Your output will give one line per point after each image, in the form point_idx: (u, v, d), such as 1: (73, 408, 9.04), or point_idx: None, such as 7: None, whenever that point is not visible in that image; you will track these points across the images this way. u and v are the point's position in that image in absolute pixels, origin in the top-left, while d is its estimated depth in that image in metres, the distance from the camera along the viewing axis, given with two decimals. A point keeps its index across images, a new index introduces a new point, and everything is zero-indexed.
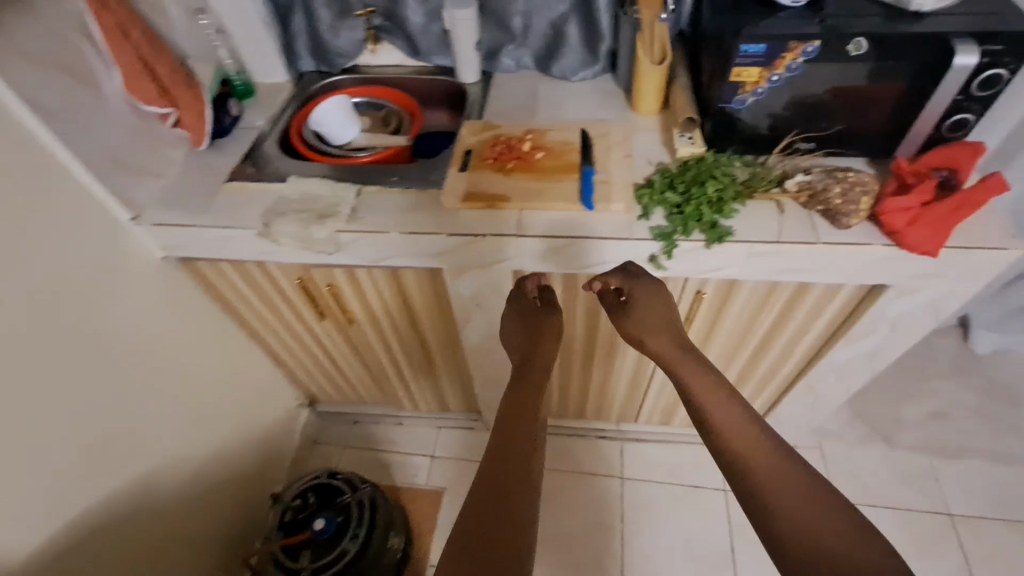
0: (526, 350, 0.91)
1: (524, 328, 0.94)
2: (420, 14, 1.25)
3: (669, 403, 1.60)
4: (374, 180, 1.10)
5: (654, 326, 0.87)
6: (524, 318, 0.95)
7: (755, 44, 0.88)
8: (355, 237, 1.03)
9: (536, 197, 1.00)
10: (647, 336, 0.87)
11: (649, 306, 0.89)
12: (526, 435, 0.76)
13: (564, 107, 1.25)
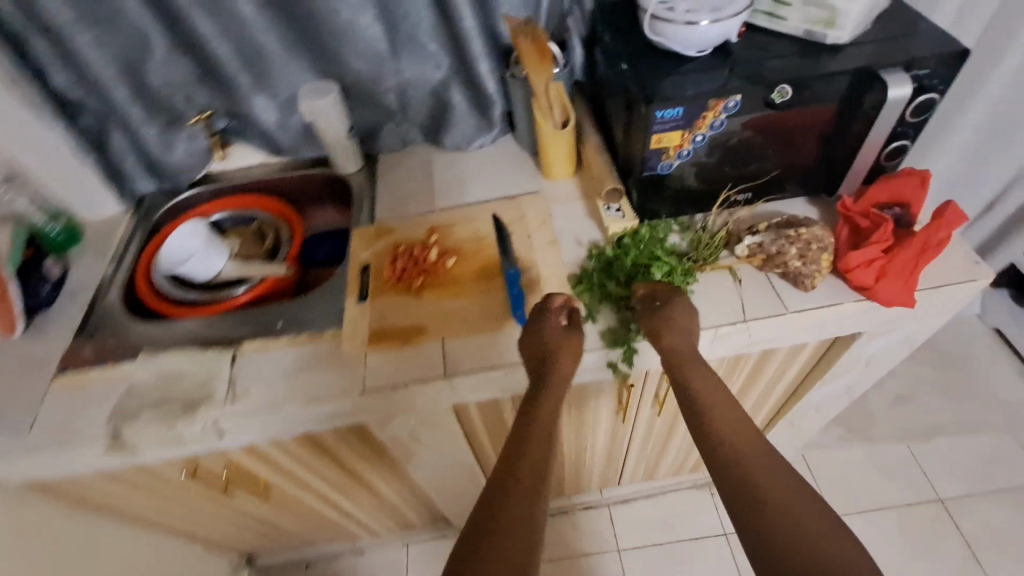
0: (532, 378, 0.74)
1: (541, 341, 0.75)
2: (272, 111, 1.03)
3: (649, 463, 1.46)
4: (255, 333, 0.89)
5: (675, 328, 0.75)
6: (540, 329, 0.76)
7: (671, 108, 0.75)
8: (241, 421, 0.81)
9: (458, 323, 0.84)
10: (666, 333, 0.75)
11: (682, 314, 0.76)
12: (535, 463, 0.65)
13: (465, 186, 1.06)
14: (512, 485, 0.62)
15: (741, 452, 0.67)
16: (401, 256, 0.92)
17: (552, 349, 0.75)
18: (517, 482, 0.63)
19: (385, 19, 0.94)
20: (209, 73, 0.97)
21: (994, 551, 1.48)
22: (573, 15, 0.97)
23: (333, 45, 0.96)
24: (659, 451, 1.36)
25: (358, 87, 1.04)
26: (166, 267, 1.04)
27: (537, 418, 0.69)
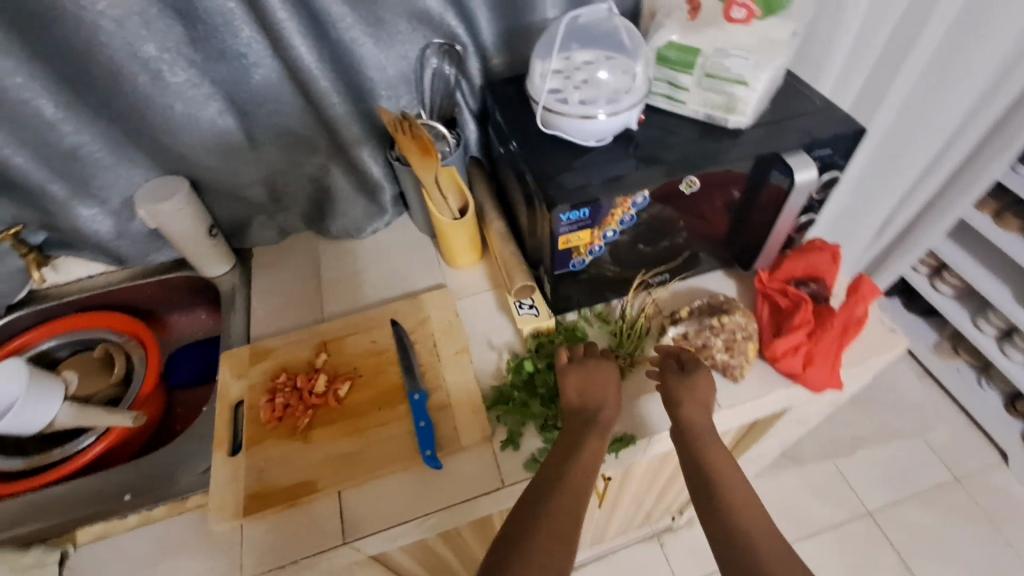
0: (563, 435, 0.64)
1: (585, 400, 0.67)
2: (104, 219, 0.84)
3: (595, 535, 1.36)
4: (93, 516, 0.71)
5: (699, 399, 0.68)
6: (588, 379, 0.68)
7: (576, 210, 0.67)
8: None
9: (357, 470, 0.70)
10: (687, 408, 0.67)
11: (707, 380, 0.69)
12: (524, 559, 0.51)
13: (361, 283, 0.93)
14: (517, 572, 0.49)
15: (748, 530, 0.55)
16: (282, 389, 0.76)
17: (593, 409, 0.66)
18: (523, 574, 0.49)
19: (237, 105, 0.80)
20: (9, 183, 0.77)
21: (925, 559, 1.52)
22: (460, 90, 0.87)
23: (173, 139, 0.80)
24: (603, 526, 1.27)
25: (215, 179, 0.88)
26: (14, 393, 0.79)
27: (551, 491, 0.57)
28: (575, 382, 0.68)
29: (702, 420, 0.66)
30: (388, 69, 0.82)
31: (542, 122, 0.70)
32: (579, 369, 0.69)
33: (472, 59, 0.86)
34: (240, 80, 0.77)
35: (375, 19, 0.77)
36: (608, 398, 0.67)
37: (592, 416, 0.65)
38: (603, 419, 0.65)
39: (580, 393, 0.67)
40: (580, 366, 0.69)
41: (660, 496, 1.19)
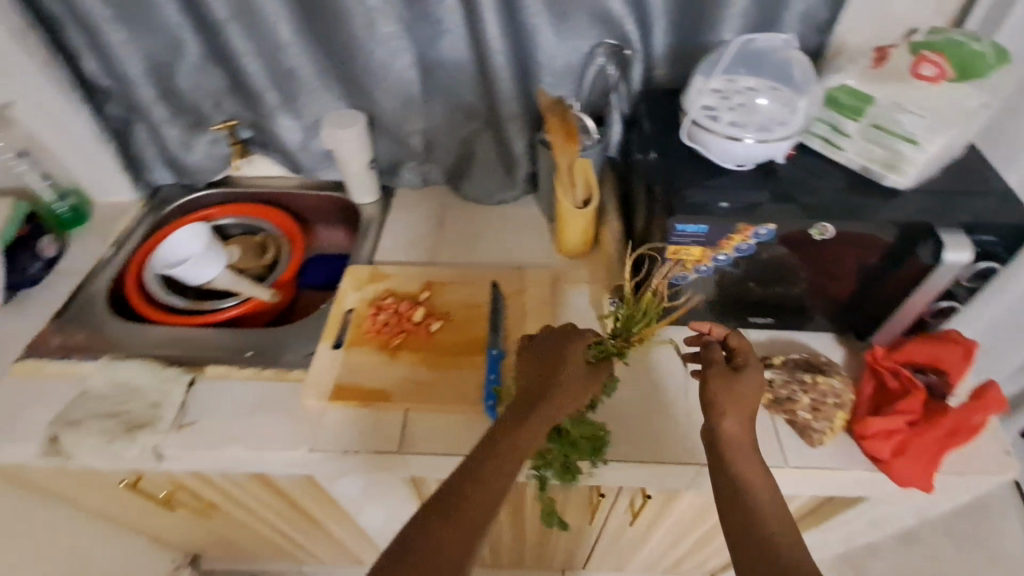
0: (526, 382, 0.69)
1: (532, 378, 0.69)
2: (296, 131, 1.01)
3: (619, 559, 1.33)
4: (221, 359, 0.86)
5: (743, 411, 0.65)
6: (535, 360, 0.71)
7: (694, 225, 0.68)
8: (181, 454, 0.75)
9: (426, 397, 0.77)
10: (732, 415, 0.64)
11: (757, 382, 0.67)
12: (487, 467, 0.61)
13: (476, 244, 1.02)
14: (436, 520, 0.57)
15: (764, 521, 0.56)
16: (386, 308, 0.87)
17: (557, 369, 0.69)
18: (449, 509, 0.58)
19: (422, 62, 0.92)
20: (240, 86, 0.95)
21: None
22: (616, 91, 0.92)
23: (366, 79, 0.93)
24: (631, 552, 1.24)
25: (386, 121, 1.01)
26: (206, 241, 1.01)
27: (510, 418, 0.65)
28: (523, 365, 0.71)
29: (742, 431, 0.63)
30: (558, 59, 0.89)
31: (686, 134, 0.72)
32: (528, 352, 0.72)
33: (637, 65, 0.89)
34: (432, 40, 0.88)
35: (560, 12, 0.84)
36: (552, 376, 0.68)
37: (540, 391, 0.67)
38: (546, 396, 0.66)
39: (528, 374, 0.70)
40: (529, 350, 0.72)
41: (696, 543, 1.14)
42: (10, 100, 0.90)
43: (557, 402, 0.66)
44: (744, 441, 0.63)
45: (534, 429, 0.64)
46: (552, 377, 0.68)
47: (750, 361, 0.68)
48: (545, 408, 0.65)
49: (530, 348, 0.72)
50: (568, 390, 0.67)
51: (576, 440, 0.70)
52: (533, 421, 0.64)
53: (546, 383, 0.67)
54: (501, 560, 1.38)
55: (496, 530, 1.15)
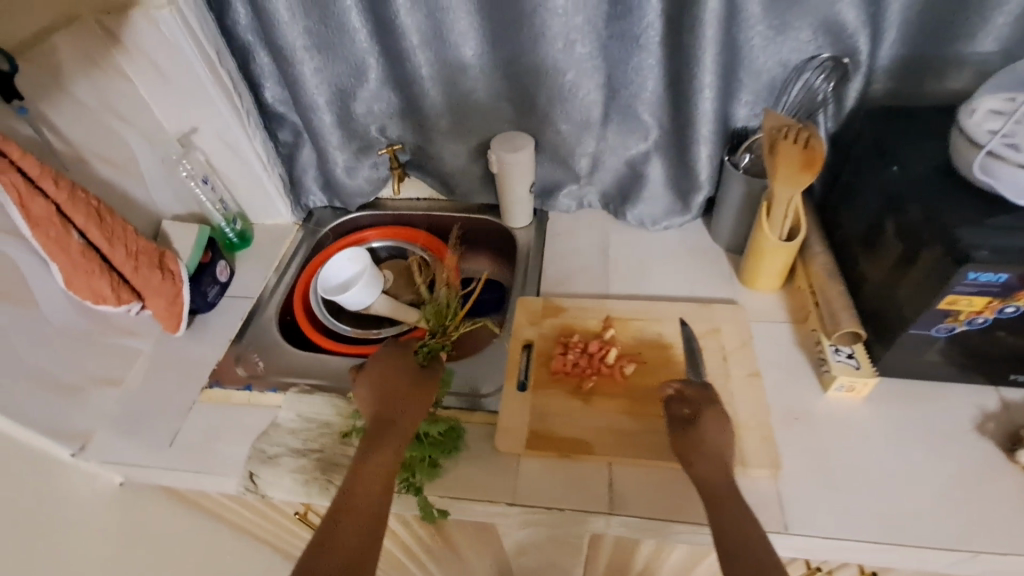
0: (376, 382, 0.69)
1: (379, 400, 0.68)
2: (459, 154, 0.98)
3: None
4: None
5: (712, 456, 0.61)
6: (378, 379, 0.70)
7: (990, 273, 0.59)
8: None
9: (632, 450, 0.71)
10: (702, 462, 0.61)
11: (717, 427, 0.63)
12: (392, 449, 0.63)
13: (646, 275, 0.95)
14: (344, 522, 0.57)
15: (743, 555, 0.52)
16: (573, 348, 0.81)
17: (396, 378, 0.70)
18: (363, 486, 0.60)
19: (608, 83, 0.86)
20: (410, 109, 0.93)
21: None
22: (825, 110, 0.82)
23: (541, 100, 0.88)
24: None
25: (553, 145, 0.96)
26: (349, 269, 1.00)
27: (401, 410, 0.67)
28: (364, 388, 0.69)
29: (714, 462, 0.61)
30: (764, 77, 0.81)
31: (977, 167, 0.61)
32: (363, 376, 0.70)
33: (859, 79, 0.79)
34: (625, 60, 0.83)
35: (781, 23, 0.76)
36: (399, 394, 0.68)
37: (393, 402, 0.67)
38: (404, 407, 0.67)
39: (374, 398, 0.68)
40: (368, 369, 0.71)
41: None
42: (196, 127, 0.92)
43: (409, 414, 0.67)
44: (726, 476, 0.60)
45: (397, 442, 0.64)
46: (404, 395, 0.69)
47: (707, 408, 0.65)
48: (401, 421, 0.66)
49: (370, 370, 0.71)
50: (416, 400, 0.69)
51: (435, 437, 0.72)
52: (399, 424, 0.66)
53: (393, 401, 0.67)
54: None
55: None
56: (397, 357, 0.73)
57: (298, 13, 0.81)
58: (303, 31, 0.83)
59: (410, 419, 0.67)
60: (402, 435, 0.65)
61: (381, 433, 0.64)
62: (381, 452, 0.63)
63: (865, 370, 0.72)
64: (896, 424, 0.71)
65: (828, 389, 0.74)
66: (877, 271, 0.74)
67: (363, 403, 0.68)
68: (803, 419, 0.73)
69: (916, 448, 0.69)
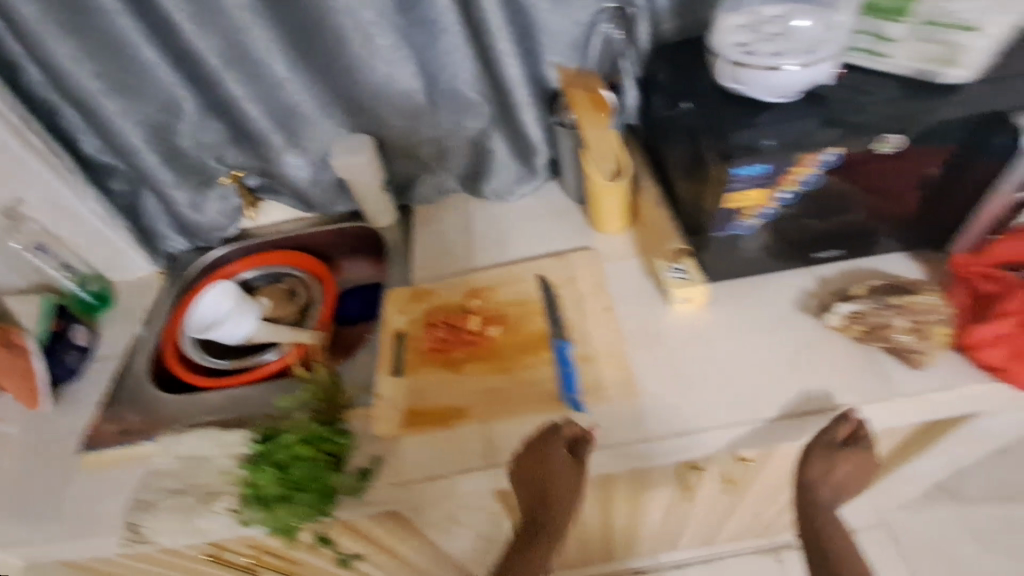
0: (528, 460, 0.70)
1: (529, 487, 0.72)
2: (303, 168, 0.99)
3: (709, 532, 1.30)
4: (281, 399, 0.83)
5: (835, 477, 0.72)
6: (534, 465, 0.69)
7: (754, 166, 0.65)
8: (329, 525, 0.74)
9: (502, 404, 0.74)
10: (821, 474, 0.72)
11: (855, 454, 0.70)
12: (552, 521, 0.74)
13: (509, 242, 0.99)
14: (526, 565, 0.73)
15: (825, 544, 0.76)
16: (440, 324, 0.84)
17: (547, 470, 0.68)
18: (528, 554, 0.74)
19: (423, 70, 0.90)
20: (242, 133, 0.93)
21: None
22: (626, 57, 0.89)
23: (368, 100, 0.91)
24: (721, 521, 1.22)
25: (394, 140, 0.98)
26: (233, 292, 0.98)
27: (546, 485, 0.71)
28: (523, 472, 0.70)
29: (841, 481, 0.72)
30: (562, 36, 0.87)
31: (727, 78, 0.69)
32: (521, 454, 0.70)
33: (643, 22, 0.87)
34: (431, 45, 0.87)
35: None
36: (547, 483, 0.70)
37: (541, 497, 0.72)
38: (551, 486, 0.71)
39: (526, 488, 0.71)
40: (518, 455, 0.70)
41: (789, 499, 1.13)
42: (18, 198, 0.89)
43: (568, 494, 0.72)
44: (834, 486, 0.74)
45: (562, 511, 0.74)
46: (556, 483, 0.70)
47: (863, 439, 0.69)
48: (558, 500, 0.73)
49: (529, 451, 0.69)
50: (565, 485, 0.71)
51: (334, 487, 0.70)
52: (556, 509, 0.73)
53: (545, 489, 0.71)
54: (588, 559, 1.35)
55: (587, 531, 1.12)
56: (550, 457, 0.68)
57: (89, 61, 0.80)
58: (99, 77, 0.82)
59: (554, 494, 0.72)
60: (542, 507, 0.73)
61: (541, 502, 0.73)
62: (542, 533, 0.74)
63: (692, 280, 0.78)
64: (734, 321, 0.78)
65: (673, 305, 0.81)
66: (682, 187, 0.82)
67: (519, 482, 0.71)
68: (656, 337, 0.79)
69: (750, 336, 0.76)
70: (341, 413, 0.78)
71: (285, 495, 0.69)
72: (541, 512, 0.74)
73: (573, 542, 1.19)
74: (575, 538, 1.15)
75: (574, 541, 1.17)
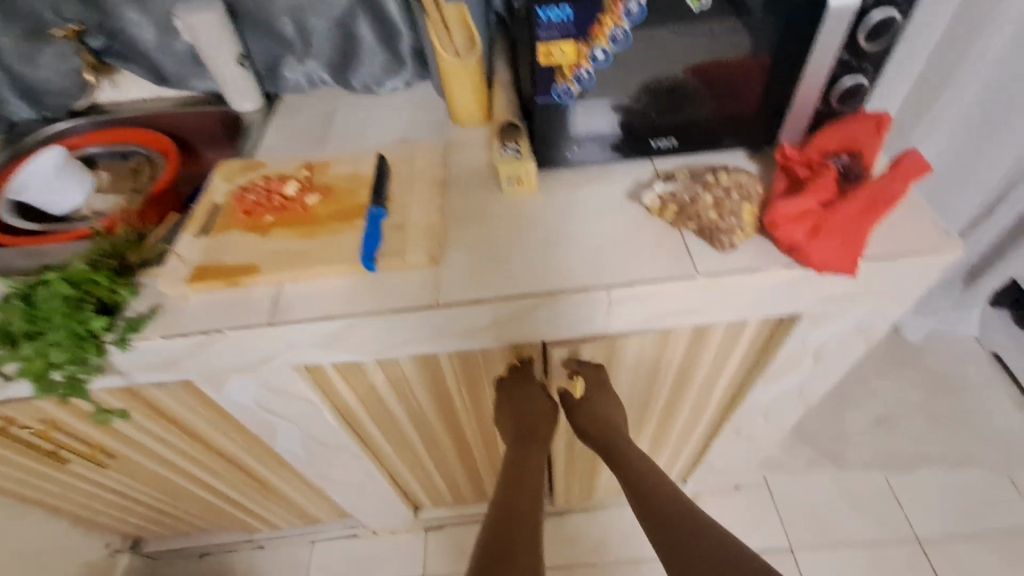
0: (514, 410, 0.77)
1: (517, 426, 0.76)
2: (149, 31, 0.94)
3: (583, 475, 1.27)
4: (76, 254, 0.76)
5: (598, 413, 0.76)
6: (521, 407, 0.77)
7: (559, 9, 0.60)
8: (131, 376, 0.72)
9: (297, 264, 0.68)
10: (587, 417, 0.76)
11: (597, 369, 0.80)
12: (521, 476, 0.68)
13: (367, 126, 0.92)
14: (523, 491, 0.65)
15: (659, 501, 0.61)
16: (255, 190, 0.78)
17: (529, 413, 0.77)
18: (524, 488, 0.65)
19: None
20: None
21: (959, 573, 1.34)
22: None
23: None
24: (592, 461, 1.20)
25: (251, 10, 0.94)
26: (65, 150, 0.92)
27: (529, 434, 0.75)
28: (513, 411, 0.78)
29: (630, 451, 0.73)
30: None
31: None
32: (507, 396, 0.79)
33: None
34: None
35: None
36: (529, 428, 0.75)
37: (521, 440, 0.74)
38: (537, 435, 0.75)
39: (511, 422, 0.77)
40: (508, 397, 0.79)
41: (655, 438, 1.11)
42: None
43: (541, 447, 0.74)
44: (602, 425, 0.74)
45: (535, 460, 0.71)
46: (537, 435, 0.75)
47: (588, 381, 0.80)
48: (536, 451, 0.72)
49: (512, 396, 0.79)
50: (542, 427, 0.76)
51: (96, 330, 0.65)
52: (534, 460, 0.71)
53: (525, 431, 0.75)
54: (461, 491, 1.33)
55: (443, 451, 1.09)
56: (533, 395, 0.78)
57: None
58: None
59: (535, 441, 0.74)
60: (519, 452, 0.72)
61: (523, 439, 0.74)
62: (521, 465, 0.70)
63: (520, 160, 0.74)
64: (561, 206, 0.75)
65: (504, 189, 0.77)
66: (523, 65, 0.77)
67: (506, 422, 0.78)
68: (480, 216, 0.75)
69: (573, 220, 0.73)
70: (132, 269, 0.73)
71: (35, 333, 0.64)
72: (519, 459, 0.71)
73: (434, 466, 1.17)
74: (434, 459, 1.13)
75: (434, 462, 1.15)
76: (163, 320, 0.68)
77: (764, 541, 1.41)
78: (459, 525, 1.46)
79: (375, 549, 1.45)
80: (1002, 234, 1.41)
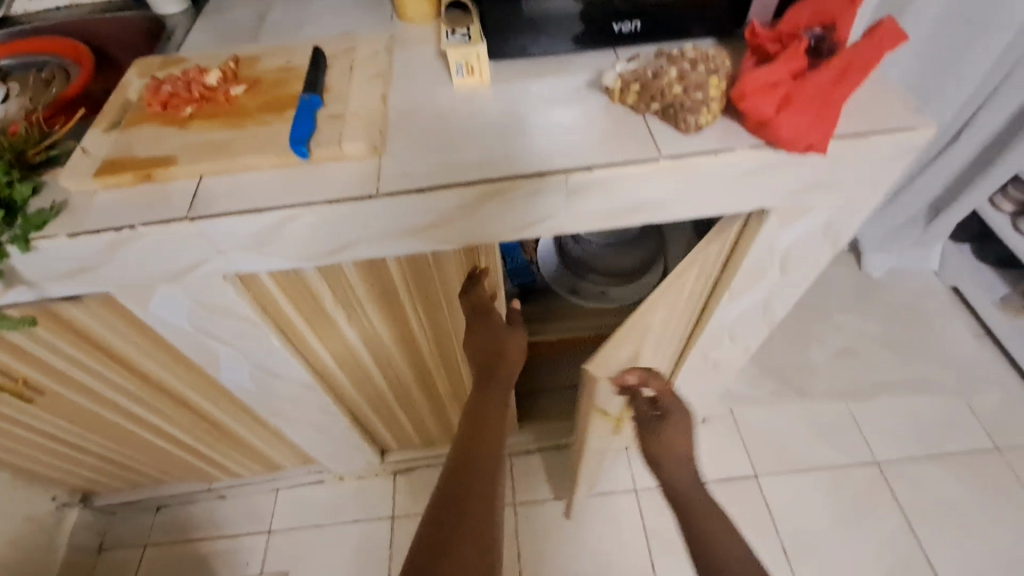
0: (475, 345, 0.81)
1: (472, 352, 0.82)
2: None
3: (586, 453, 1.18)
4: None
5: (677, 451, 0.79)
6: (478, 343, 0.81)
7: None
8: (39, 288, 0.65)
9: (221, 153, 0.61)
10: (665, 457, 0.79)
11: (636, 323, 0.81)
12: (483, 439, 0.72)
13: (304, 22, 0.83)
14: (475, 454, 0.70)
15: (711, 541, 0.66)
16: (173, 81, 0.69)
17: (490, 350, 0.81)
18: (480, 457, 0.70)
19: None
20: None
21: (915, 492, 1.38)
22: None
23: None
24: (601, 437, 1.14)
25: None
26: None
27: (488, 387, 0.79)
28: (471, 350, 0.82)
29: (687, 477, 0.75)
30: None
31: None
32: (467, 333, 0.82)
33: None
34: None
35: None
36: (488, 364, 0.80)
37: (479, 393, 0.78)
38: (496, 378, 0.80)
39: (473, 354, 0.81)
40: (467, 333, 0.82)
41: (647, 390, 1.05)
42: None
43: (500, 395, 0.79)
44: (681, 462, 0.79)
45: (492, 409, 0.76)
46: (495, 376, 0.80)
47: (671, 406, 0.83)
48: (495, 408, 0.77)
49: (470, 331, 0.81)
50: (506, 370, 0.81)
51: None
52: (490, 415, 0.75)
53: (485, 373, 0.80)
54: (429, 432, 1.30)
55: (404, 384, 1.06)
56: (491, 326, 0.81)
57: None
58: None
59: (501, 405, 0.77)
60: (479, 410, 0.76)
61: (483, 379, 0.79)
62: (480, 423, 0.74)
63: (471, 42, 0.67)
64: (516, 96, 0.69)
65: (453, 79, 0.70)
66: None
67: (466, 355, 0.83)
68: (428, 108, 0.68)
69: (528, 109, 0.67)
70: (33, 169, 0.65)
71: None
72: (476, 419, 0.75)
73: (397, 401, 1.13)
74: (394, 392, 1.09)
75: (395, 396, 1.11)
76: (68, 218, 0.60)
77: (729, 469, 1.44)
78: (427, 469, 1.43)
79: (341, 496, 1.42)
80: (965, 161, 1.41)
